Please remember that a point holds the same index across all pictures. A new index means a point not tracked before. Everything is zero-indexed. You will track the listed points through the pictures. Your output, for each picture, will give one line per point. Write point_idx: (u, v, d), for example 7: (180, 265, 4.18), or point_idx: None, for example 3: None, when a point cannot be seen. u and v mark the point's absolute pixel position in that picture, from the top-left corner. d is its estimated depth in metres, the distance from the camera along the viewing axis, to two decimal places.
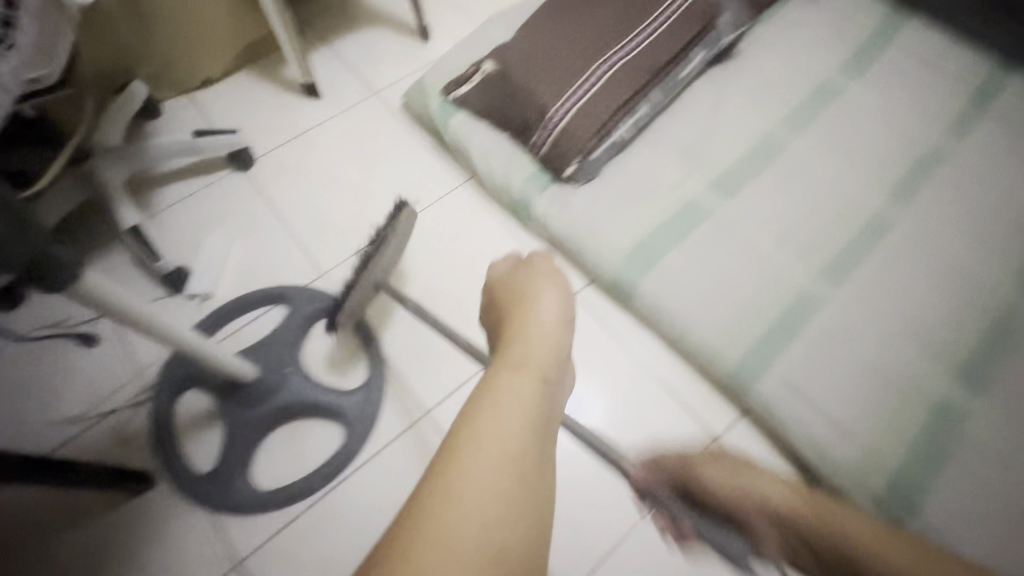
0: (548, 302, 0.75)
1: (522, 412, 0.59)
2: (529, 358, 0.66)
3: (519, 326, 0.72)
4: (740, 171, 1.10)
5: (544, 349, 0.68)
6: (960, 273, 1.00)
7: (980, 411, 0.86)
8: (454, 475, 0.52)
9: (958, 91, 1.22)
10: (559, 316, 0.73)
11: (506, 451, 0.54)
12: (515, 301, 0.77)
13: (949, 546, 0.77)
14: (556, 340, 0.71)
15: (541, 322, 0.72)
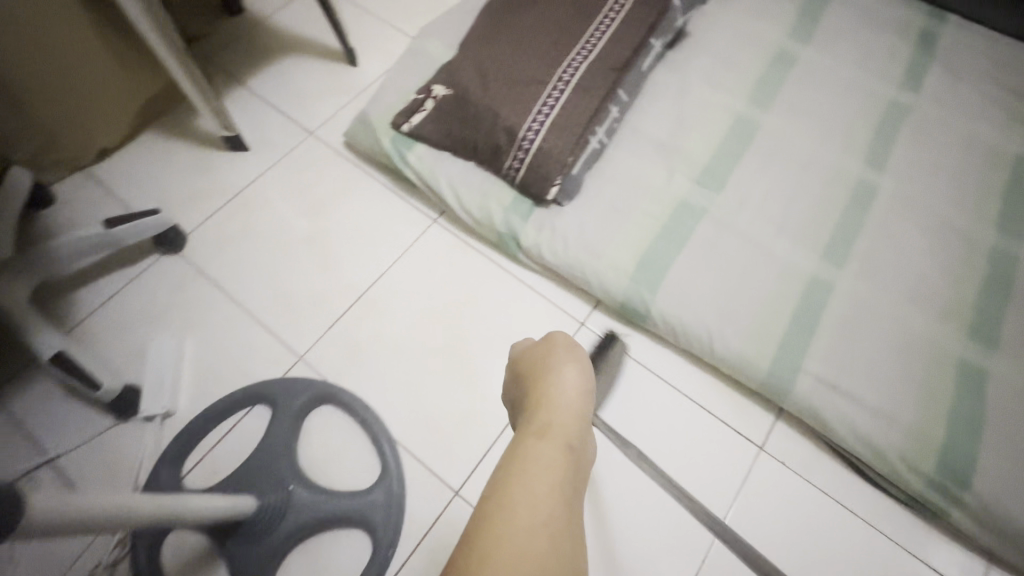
0: (569, 365, 0.69)
1: (552, 473, 0.55)
2: (552, 422, 0.61)
3: (542, 387, 0.67)
4: (722, 160, 1.06)
5: (570, 419, 0.63)
6: (947, 228, 1.01)
7: (1000, 365, 0.88)
8: (490, 529, 0.49)
9: (903, 42, 1.23)
10: (582, 386, 0.67)
11: (540, 510, 0.51)
12: (536, 364, 0.72)
13: (1009, 513, 0.77)
14: (579, 412, 0.65)
15: (565, 389, 0.66)
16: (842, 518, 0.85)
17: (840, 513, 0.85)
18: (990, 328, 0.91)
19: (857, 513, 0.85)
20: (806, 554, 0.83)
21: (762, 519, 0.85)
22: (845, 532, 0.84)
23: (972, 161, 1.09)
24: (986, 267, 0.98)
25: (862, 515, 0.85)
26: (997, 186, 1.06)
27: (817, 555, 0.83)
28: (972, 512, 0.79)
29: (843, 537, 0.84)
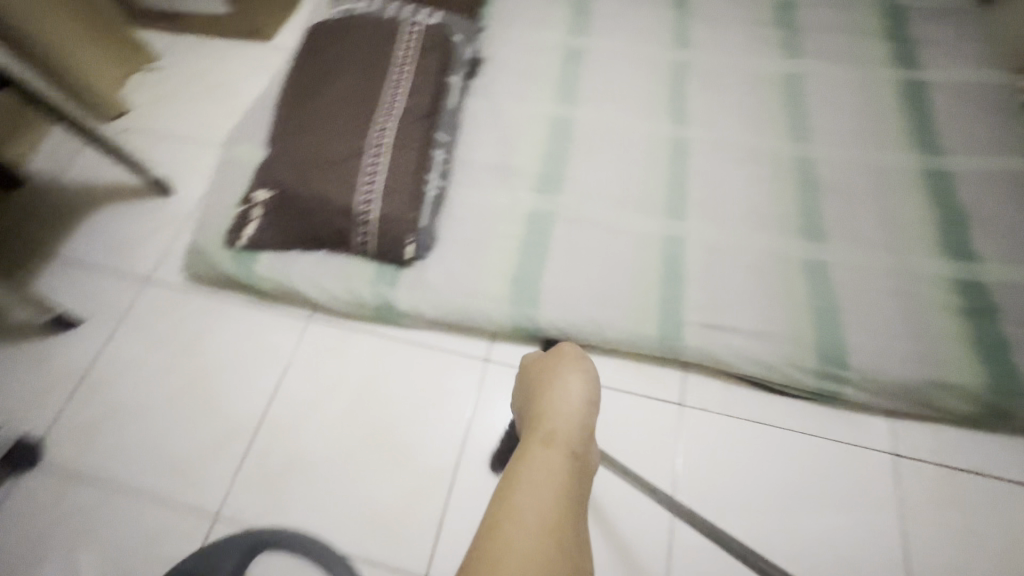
0: (575, 369, 0.78)
1: (548, 482, 0.61)
2: (554, 432, 0.68)
3: (534, 409, 0.74)
4: (553, 163, 1.13)
5: (571, 424, 0.70)
6: (753, 152, 1.16)
7: (831, 253, 1.02)
8: (501, 538, 0.56)
9: (663, 8, 1.39)
10: (586, 387, 0.75)
11: (544, 516, 0.58)
12: (542, 378, 0.80)
13: (882, 372, 0.89)
14: (589, 408, 0.73)
15: (570, 395, 0.74)
16: (769, 434, 0.93)
17: (763, 430, 0.93)
18: (813, 224, 1.06)
19: (779, 424, 0.93)
20: (749, 479, 0.90)
21: (704, 466, 0.91)
22: (773, 445, 0.92)
23: (751, 91, 1.25)
24: (793, 174, 1.13)
25: (781, 424, 0.94)
26: (777, 105, 1.23)
27: (759, 476, 0.90)
28: (857, 383, 0.90)
29: (773, 451, 0.92)
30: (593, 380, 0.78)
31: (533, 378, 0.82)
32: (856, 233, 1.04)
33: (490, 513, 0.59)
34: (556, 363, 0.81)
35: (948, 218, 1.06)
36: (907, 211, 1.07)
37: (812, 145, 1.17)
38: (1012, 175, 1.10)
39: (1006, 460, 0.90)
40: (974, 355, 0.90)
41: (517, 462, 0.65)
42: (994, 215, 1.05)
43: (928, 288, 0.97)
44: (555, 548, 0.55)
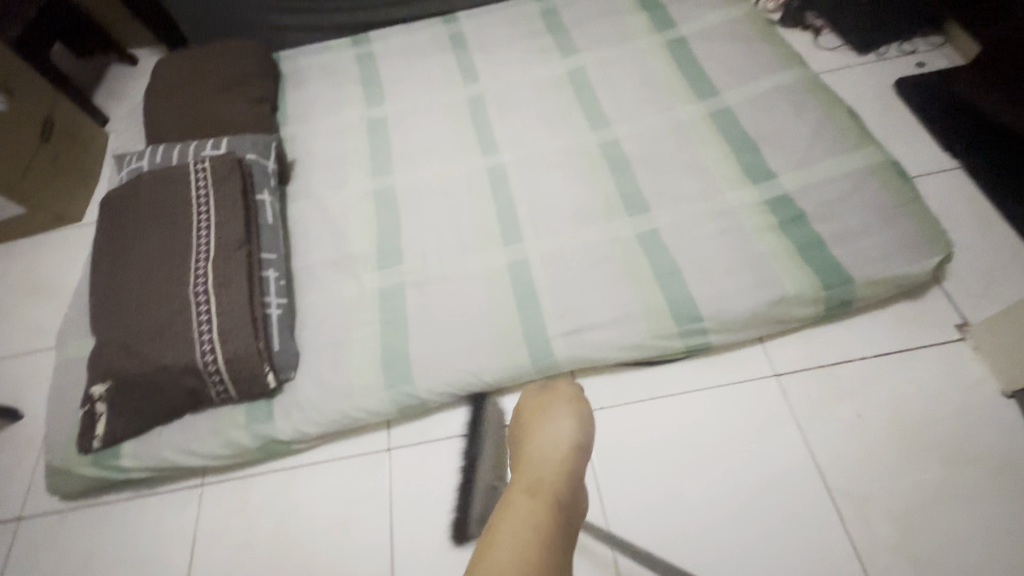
0: (563, 408, 0.79)
1: (530, 527, 0.60)
2: (542, 474, 0.68)
3: (524, 451, 0.75)
4: (387, 235, 1.16)
5: (559, 465, 0.70)
6: (565, 154, 1.23)
7: (656, 219, 1.09)
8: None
9: (445, 53, 1.47)
10: (575, 426, 0.76)
11: (520, 559, 0.56)
12: (536, 414, 0.81)
13: (731, 309, 0.96)
14: (574, 450, 0.73)
15: (559, 436, 0.75)
16: (667, 405, 0.97)
17: (658, 403, 0.97)
18: (635, 200, 1.13)
19: (673, 392, 0.98)
20: (661, 454, 0.93)
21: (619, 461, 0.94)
22: (671, 413, 0.96)
23: (544, 98, 1.33)
24: (604, 160, 1.20)
25: (671, 391, 0.98)
26: (570, 102, 1.31)
27: (669, 448, 0.93)
28: (716, 328, 0.96)
29: (673, 419, 0.96)
30: (586, 418, 0.79)
31: (518, 421, 0.82)
32: (671, 192, 1.12)
33: (478, 555, 0.58)
34: (536, 405, 0.82)
35: (742, 147, 1.15)
36: (707, 155, 1.16)
37: (610, 127, 1.25)
38: (778, 91, 1.22)
39: (867, 339, 0.98)
40: (800, 261, 0.98)
41: (506, 503, 0.65)
42: (777, 131, 1.16)
43: (745, 218, 1.05)
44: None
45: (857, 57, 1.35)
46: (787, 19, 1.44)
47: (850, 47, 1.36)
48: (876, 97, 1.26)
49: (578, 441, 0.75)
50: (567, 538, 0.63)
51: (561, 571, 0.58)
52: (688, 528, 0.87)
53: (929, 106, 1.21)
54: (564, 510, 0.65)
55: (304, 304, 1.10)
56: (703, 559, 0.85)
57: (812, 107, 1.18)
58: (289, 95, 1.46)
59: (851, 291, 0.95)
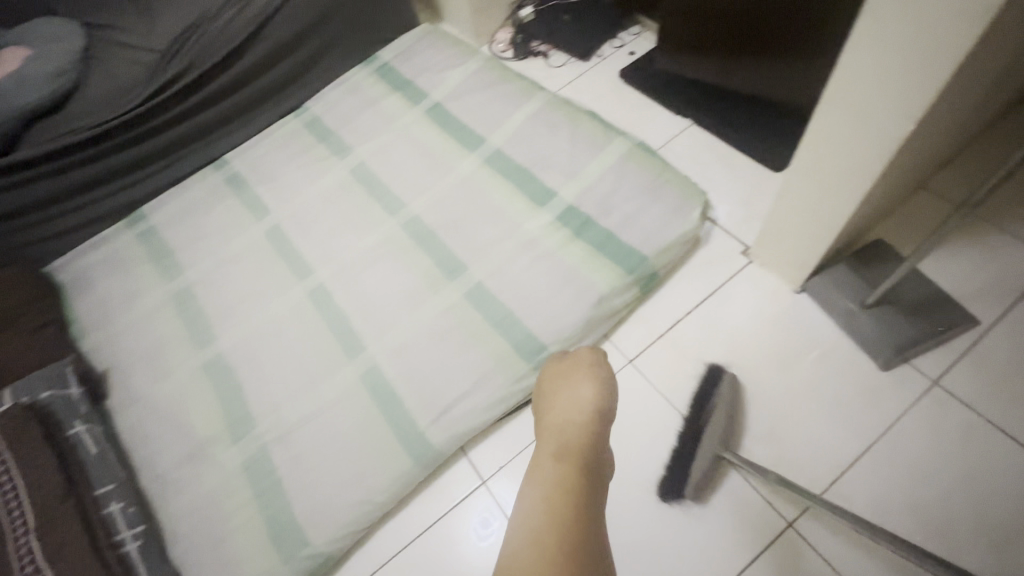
0: (581, 372, 0.63)
1: (551, 514, 0.50)
2: (564, 448, 0.56)
3: (542, 427, 0.61)
4: (232, 404, 1.10)
5: (576, 435, 0.57)
6: (375, 248, 1.26)
7: (475, 274, 1.15)
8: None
9: (227, 199, 1.45)
10: (596, 387, 0.61)
11: (541, 552, 0.47)
12: (557, 390, 0.63)
13: (565, 326, 1.03)
14: (598, 417, 0.59)
15: (580, 403, 0.60)
16: None
17: None
18: (451, 264, 1.18)
19: None
20: None
21: None
22: None
23: (337, 204, 1.36)
24: (412, 239, 1.25)
25: None
26: (362, 198, 1.35)
27: None
28: (561, 348, 1.02)
29: None
30: (609, 380, 0.63)
31: (535, 391, 0.67)
32: (478, 244, 1.19)
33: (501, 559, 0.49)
34: (552, 374, 0.66)
35: (521, 179, 1.26)
36: (496, 198, 1.25)
37: (406, 207, 1.31)
38: (531, 118, 1.36)
39: (684, 295, 1.10)
40: (602, 258, 1.09)
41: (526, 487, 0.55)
42: (544, 152, 1.29)
43: (546, 240, 1.15)
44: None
45: (583, 64, 1.55)
46: (519, 52, 1.62)
47: (576, 58, 1.56)
48: (609, 92, 1.45)
49: (601, 404, 0.60)
50: (598, 513, 0.53)
51: (593, 552, 0.48)
52: (619, 535, 0.90)
53: (651, 85, 1.41)
54: (591, 484, 0.54)
55: (167, 517, 1.01)
56: (641, 557, 0.88)
57: (562, 121, 1.33)
58: (76, 304, 1.35)
59: (651, 265, 1.07)
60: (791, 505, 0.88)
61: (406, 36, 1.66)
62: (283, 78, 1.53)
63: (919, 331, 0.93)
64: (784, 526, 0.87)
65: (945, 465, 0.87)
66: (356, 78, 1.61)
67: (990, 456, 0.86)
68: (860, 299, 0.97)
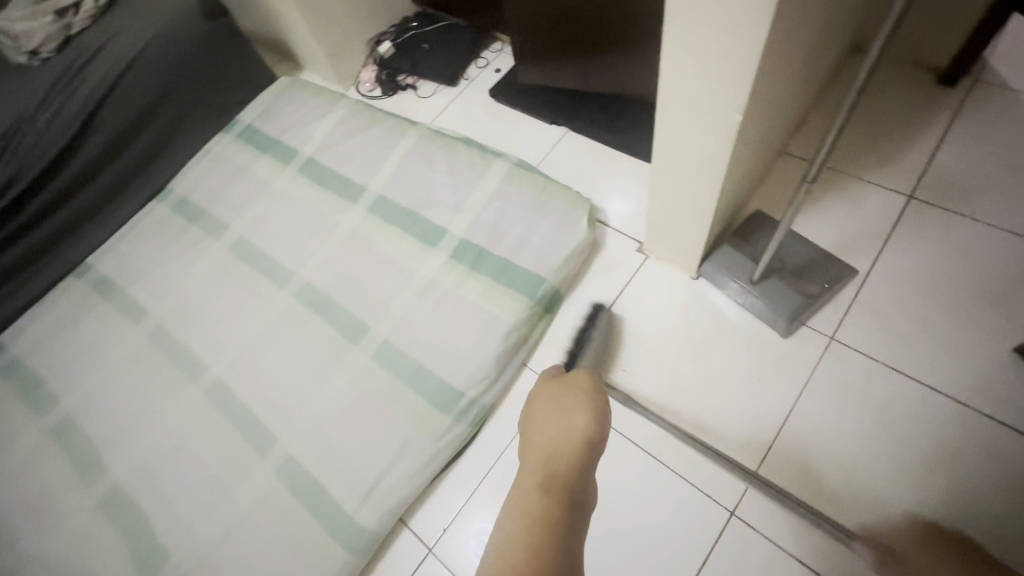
0: (578, 400, 0.73)
1: (537, 495, 0.58)
2: (552, 454, 0.65)
3: (535, 440, 0.70)
4: (139, 537, 0.99)
5: (566, 444, 0.66)
6: (270, 327, 1.18)
7: (378, 332, 1.10)
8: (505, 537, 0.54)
9: (97, 307, 1.31)
10: (588, 412, 0.71)
11: (527, 522, 0.55)
12: (551, 413, 0.74)
13: (478, 367, 1.00)
14: (588, 434, 0.68)
15: (571, 423, 0.70)
16: (495, 477, 0.98)
17: (487, 483, 0.98)
18: (353, 327, 1.12)
19: (487, 468, 0.99)
20: None
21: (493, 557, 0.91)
22: (501, 483, 0.97)
23: (222, 287, 1.26)
24: (308, 308, 1.18)
25: (489, 465, 0.99)
26: (248, 275, 1.27)
27: None
28: (478, 391, 0.99)
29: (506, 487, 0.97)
30: (602, 408, 0.72)
31: (533, 412, 0.77)
32: (377, 300, 1.14)
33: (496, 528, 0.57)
34: (550, 401, 0.76)
35: (408, 221, 1.22)
36: (387, 246, 1.20)
37: (296, 275, 1.23)
38: (407, 155, 1.32)
39: (590, 306, 1.10)
40: (501, 288, 1.07)
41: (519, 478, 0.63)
42: (426, 189, 1.25)
43: (444, 281, 1.11)
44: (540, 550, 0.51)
45: (452, 90, 1.53)
46: (387, 89, 1.59)
47: (444, 84, 1.54)
48: (483, 115, 1.44)
49: (593, 425, 0.69)
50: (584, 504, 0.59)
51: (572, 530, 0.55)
52: None
53: (521, 99, 1.41)
54: (576, 480, 0.61)
55: None
56: None
57: (438, 153, 1.29)
58: None
59: (550, 285, 1.06)
60: (730, 493, 0.89)
61: (264, 93, 1.58)
62: (134, 164, 1.40)
63: (806, 294, 0.97)
64: (727, 516, 0.87)
65: (858, 416, 0.90)
66: (218, 148, 1.51)
67: (892, 396, 0.90)
68: (747, 276, 1.00)
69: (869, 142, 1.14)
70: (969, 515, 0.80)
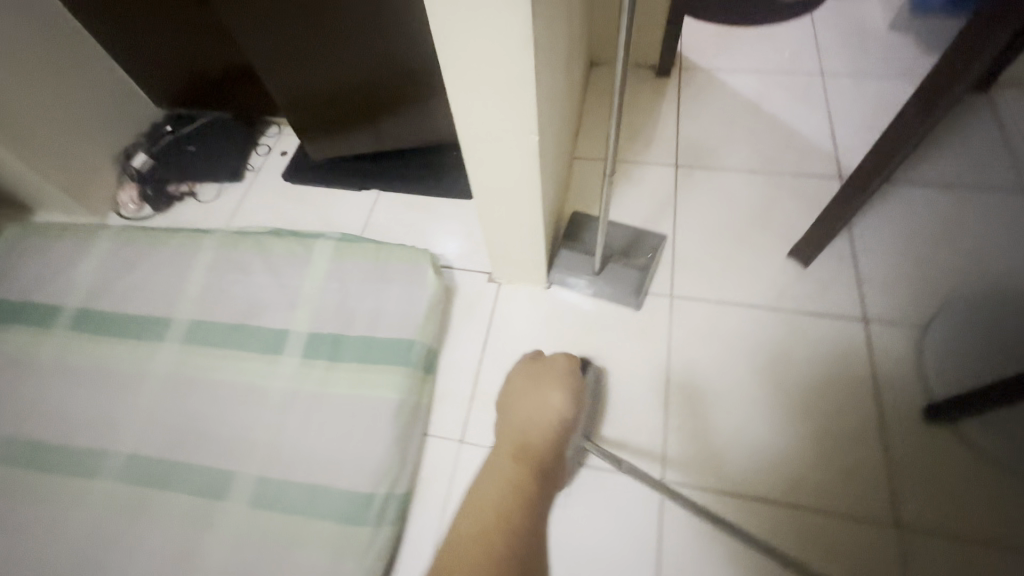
0: (551, 371, 0.88)
1: (514, 482, 0.78)
2: (526, 441, 0.82)
3: (513, 425, 0.85)
4: None
5: (535, 432, 0.83)
6: (95, 529, 0.91)
7: (248, 474, 0.92)
8: (501, 524, 0.72)
9: None
10: (569, 365, 0.89)
11: (505, 500, 0.76)
12: (525, 383, 0.88)
13: (379, 461, 0.90)
14: (562, 417, 0.84)
15: (550, 404, 0.85)
16: None
17: None
18: (214, 482, 0.93)
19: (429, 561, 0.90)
20: None
21: None
22: None
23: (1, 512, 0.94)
24: (143, 485, 0.94)
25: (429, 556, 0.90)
26: (37, 481, 0.96)
27: None
28: (389, 486, 0.89)
29: None
30: (579, 384, 0.87)
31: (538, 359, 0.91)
32: (232, 439, 0.96)
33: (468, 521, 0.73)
34: (525, 378, 0.89)
35: (238, 337, 1.06)
36: (222, 373, 1.03)
37: (110, 453, 0.98)
38: (211, 266, 1.15)
39: (468, 349, 1.09)
40: (374, 368, 0.99)
41: (501, 467, 0.80)
42: (248, 296, 1.11)
43: (307, 386, 0.99)
44: (508, 540, 0.71)
45: (241, 185, 1.41)
46: (158, 204, 1.39)
47: (228, 181, 1.41)
48: (285, 201, 1.35)
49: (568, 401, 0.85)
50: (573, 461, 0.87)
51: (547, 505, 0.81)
52: None
53: (322, 174, 1.36)
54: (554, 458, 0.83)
55: None
56: None
57: (248, 254, 1.16)
58: None
59: (423, 344, 1.01)
60: (654, 466, 0.94)
61: None
62: None
63: (640, 270, 1.09)
64: (661, 485, 0.92)
65: (718, 351, 1.03)
66: None
67: (733, 324, 1.06)
68: (590, 272, 1.09)
69: (632, 132, 1.36)
70: (819, 391, 0.97)
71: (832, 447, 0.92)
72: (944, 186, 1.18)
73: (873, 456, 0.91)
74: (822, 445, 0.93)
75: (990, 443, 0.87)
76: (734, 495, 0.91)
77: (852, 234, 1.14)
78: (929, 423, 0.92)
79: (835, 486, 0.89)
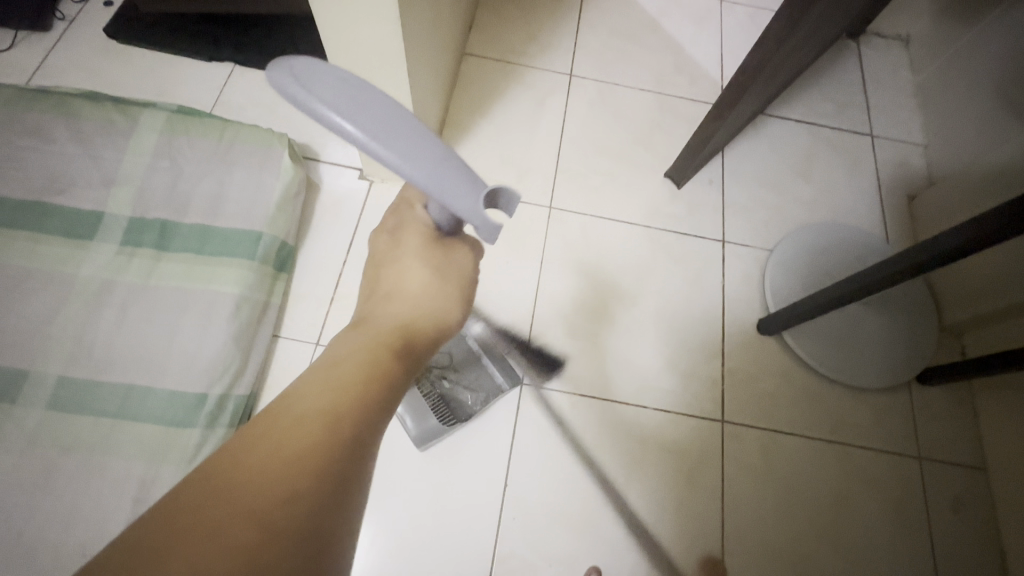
0: (453, 283, 0.50)
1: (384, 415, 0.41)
2: (410, 333, 0.47)
3: (418, 325, 0.48)
4: None
5: (425, 323, 0.48)
6: None
7: (54, 366, 0.81)
8: (215, 481, 0.33)
9: None
10: (432, 276, 0.49)
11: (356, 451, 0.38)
12: (436, 280, 0.49)
13: (215, 355, 0.83)
14: (442, 319, 0.50)
15: (405, 287, 0.49)
16: None
17: None
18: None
19: None
20: None
21: None
22: None
23: None
24: None
25: None
26: None
27: None
28: (221, 382, 0.82)
29: None
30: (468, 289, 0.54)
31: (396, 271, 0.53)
32: (32, 328, 0.82)
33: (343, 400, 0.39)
34: (427, 277, 0.49)
35: (32, 216, 0.88)
36: (12, 259, 0.85)
37: None
38: None
39: (332, 247, 0.99)
40: (217, 258, 0.88)
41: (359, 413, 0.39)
42: (50, 169, 0.91)
43: (135, 275, 0.87)
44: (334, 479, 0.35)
45: (44, 34, 1.10)
46: None
47: (24, 30, 1.09)
48: (105, 61, 1.08)
49: (457, 323, 0.52)
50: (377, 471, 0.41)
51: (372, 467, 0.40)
52: (407, 486, 0.89)
53: (155, 33, 1.10)
54: (346, 476, 0.36)
55: None
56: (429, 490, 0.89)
57: (48, 117, 0.93)
58: None
59: (271, 238, 0.91)
60: (516, 371, 0.96)
61: None
62: None
63: (439, 414, 0.91)
64: (520, 389, 0.96)
65: (589, 263, 1.06)
66: None
67: (606, 238, 1.09)
68: None
69: (531, 35, 1.27)
70: (672, 306, 1.05)
71: (675, 356, 1.01)
72: (807, 122, 1.26)
73: (710, 363, 1.01)
74: (666, 354, 1.01)
75: (805, 350, 1.00)
76: (585, 395, 0.96)
77: (726, 158, 1.20)
78: (761, 333, 1.03)
79: (676, 388, 0.98)
